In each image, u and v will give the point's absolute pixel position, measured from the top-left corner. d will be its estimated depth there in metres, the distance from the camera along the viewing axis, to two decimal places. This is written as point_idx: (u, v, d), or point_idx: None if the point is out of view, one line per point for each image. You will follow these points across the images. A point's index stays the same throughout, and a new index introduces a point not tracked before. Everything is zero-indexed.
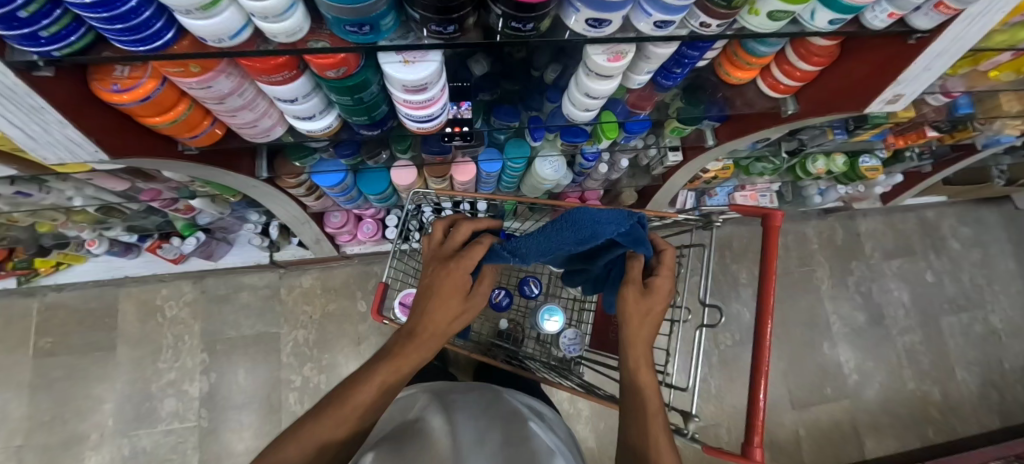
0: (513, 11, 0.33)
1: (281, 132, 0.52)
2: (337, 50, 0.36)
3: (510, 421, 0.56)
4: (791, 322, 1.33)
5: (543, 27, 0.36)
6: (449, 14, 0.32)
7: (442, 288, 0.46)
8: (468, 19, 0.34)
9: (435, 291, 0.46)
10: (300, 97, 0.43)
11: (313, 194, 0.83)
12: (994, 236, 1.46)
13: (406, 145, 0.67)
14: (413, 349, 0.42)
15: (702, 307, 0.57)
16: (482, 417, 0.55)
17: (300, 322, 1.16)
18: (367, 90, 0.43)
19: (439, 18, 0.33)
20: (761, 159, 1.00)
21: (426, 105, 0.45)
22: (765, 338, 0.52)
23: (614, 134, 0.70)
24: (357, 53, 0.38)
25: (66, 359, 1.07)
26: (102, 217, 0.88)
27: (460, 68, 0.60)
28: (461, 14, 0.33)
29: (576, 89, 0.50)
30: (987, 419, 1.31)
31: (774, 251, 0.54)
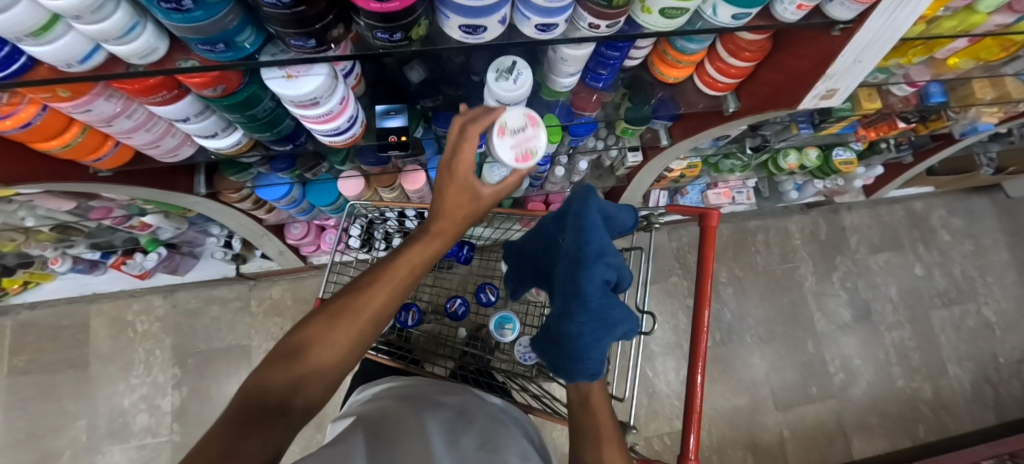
0: (377, 22, 0.31)
1: (192, 151, 0.51)
2: (206, 69, 0.34)
3: (486, 422, 0.48)
4: (773, 320, 1.29)
5: (416, 36, 0.34)
6: (303, 29, 0.31)
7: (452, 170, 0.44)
8: (330, 32, 0.32)
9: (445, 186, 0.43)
10: (193, 116, 0.42)
11: (263, 207, 0.81)
12: (986, 226, 1.41)
13: (342, 157, 0.65)
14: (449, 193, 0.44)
15: (638, 313, 0.54)
16: (452, 416, 0.47)
17: (271, 333, 1.15)
18: (259, 106, 0.42)
19: (294, 32, 0.31)
20: (729, 156, 0.97)
21: (328, 118, 0.45)
22: (700, 339, 0.50)
23: (558, 138, 0.67)
24: (234, 70, 0.36)
25: (39, 377, 1.08)
26: (60, 235, 0.88)
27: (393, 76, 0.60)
28: (319, 28, 0.31)
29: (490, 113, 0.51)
30: (981, 416, 1.27)
31: (712, 243, 0.52)
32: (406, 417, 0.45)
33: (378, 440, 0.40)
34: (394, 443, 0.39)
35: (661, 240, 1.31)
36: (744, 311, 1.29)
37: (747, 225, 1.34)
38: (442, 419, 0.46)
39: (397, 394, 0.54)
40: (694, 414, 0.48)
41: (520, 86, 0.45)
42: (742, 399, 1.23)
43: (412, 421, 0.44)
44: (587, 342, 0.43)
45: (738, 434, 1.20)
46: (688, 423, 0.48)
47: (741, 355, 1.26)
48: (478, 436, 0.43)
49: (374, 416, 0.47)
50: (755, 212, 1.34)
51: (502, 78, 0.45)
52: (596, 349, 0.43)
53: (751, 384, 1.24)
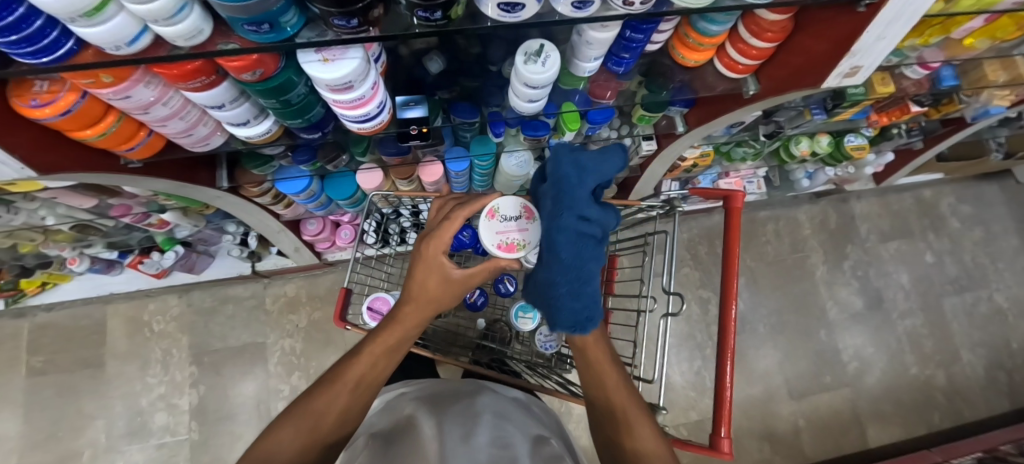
0: (419, 0, 0.32)
1: (222, 140, 0.52)
2: (248, 51, 0.35)
3: (497, 417, 0.51)
4: (786, 310, 1.29)
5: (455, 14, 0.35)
6: (347, 8, 0.31)
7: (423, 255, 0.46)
8: (371, 12, 0.33)
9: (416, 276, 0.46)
10: (228, 102, 0.43)
11: (281, 202, 0.82)
12: (996, 213, 1.41)
13: (363, 147, 0.65)
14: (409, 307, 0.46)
15: (665, 295, 0.54)
16: (469, 409, 0.51)
17: (287, 330, 1.15)
18: (293, 91, 0.42)
19: (338, 11, 0.32)
20: (742, 144, 0.97)
21: (360, 104, 0.45)
22: (728, 323, 0.49)
23: (576, 125, 0.68)
24: (272, 53, 0.37)
25: (57, 377, 1.09)
26: (79, 234, 0.89)
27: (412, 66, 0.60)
28: (360, 8, 0.32)
29: (518, 99, 0.51)
30: (996, 402, 1.27)
31: (736, 232, 0.53)
32: (425, 420, 0.49)
33: (401, 449, 0.45)
34: (419, 450, 0.44)
35: None
36: (756, 302, 1.29)
37: (757, 215, 1.35)
38: (458, 414, 0.50)
39: (418, 393, 0.58)
40: (724, 392, 0.48)
41: (549, 68, 0.45)
42: (756, 389, 1.23)
43: (433, 424, 0.48)
44: (572, 304, 0.47)
45: (753, 424, 1.20)
46: (719, 402, 0.48)
47: (755, 345, 1.26)
48: (490, 433, 0.47)
49: (400, 420, 0.51)
50: (765, 202, 1.34)
51: (532, 61, 0.45)
52: (590, 307, 0.48)
53: (765, 374, 1.24)
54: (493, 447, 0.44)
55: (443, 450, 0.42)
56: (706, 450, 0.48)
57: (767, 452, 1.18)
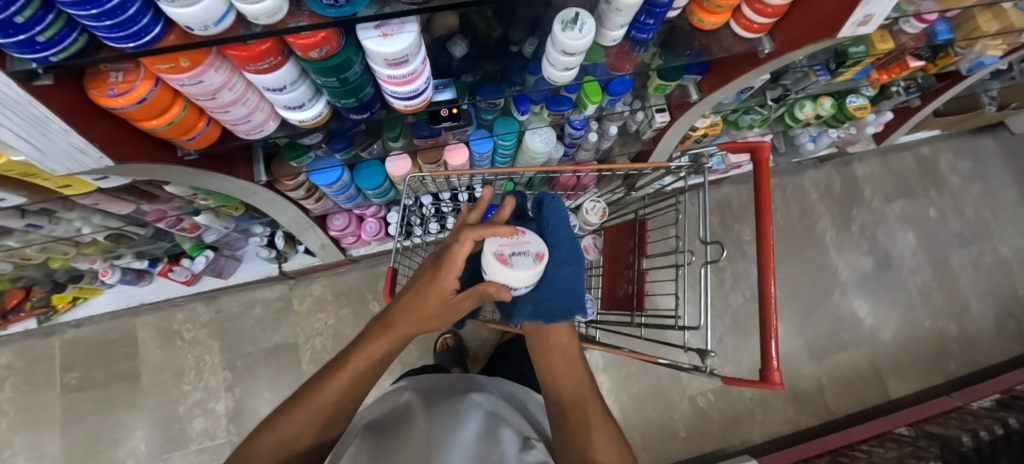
0: None
1: (274, 127, 0.54)
2: (317, 27, 0.37)
3: (486, 414, 0.52)
4: (799, 274, 1.33)
5: None
6: None
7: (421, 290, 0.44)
8: None
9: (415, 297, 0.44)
10: (288, 84, 0.45)
11: (313, 196, 0.84)
12: (993, 166, 1.46)
13: (397, 131, 0.69)
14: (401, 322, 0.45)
15: (703, 245, 0.57)
16: (459, 400, 0.53)
17: (316, 329, 1.17)
18: (350, 70, 0.44)
19: None
20: (749, 111, 1.00)
21: (411, 79, 0.48)
22: (769, 276, 0.52)
23: (597, 98, 0.71)
24: (336, 29, 0.39)
25: (93, 392, 1.10)
26: (111, 245, 0.90)
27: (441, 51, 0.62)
28: None
29: (554, 67, 0.54)
30: (1008, 348, 1.31)
31: (769, 200, 0.54)
32: (416, 415, 0.50)
33: (394, 436, 0.47)
34: (410, 435, 0.46)
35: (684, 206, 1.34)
36: None
37: None
38: (449, 407, 0.51)
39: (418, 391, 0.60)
40: (771, 330, 0.50)
41: (586, 34, 0.48)
42: None
43: (425, 412, 0.50)
44: (557, 295, 0.52)
45: (777, 386, 1.23)
46: (767, 340, 0.50)
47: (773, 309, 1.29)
48: (480, 424, 0.48)
49: (398, 410, 0.55)
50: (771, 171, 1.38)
51: (570, 28, 0.47)
52: (564, 300, 0.53)
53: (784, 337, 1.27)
54: (480, 432, 0.46)
55: (431, 436, 0.43)
56: (759, 384, 0.51)
57: (793, 412, 1.22)
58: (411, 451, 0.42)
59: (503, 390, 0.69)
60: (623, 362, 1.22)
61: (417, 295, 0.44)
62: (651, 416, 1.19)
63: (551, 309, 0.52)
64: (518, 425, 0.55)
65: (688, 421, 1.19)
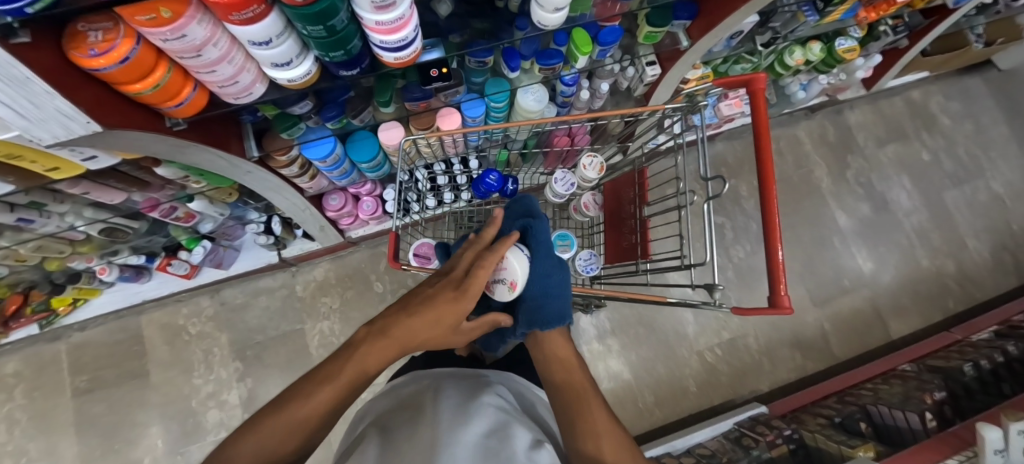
0: None
1: (262, 90, 0.53)
2: None
3: (499, 409, 0.50)
4: (798, 224, 1.34)
5: None
6: None
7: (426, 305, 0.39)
8: None
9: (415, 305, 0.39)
10: (274, 38, 0.43)
11: (306, 174, 0.83)
12: (983, 105, 1.47)
13: (388, 95, 0.68)
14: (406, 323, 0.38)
15: (706, 180, 0.57)
16: (465, 391, 0.52)
17: (322, 314, 1.17)
18: (337, 17, 0.42)
19: None
20: (740, 60, 1.00)
21: (398, 27, 0.46)
22: (773, 208, 0.52)
23: (589, 48, 0.70)
24: None
25: (105, 393, 1.09)
26: (106, 240, 0.89)
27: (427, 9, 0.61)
28: None
29: (543, 9, 0.52)
30: (1004, 281, 1.34)
31: (769, 142, 0.53)
32: (426, 406, 0.50)
33: (404, 428, 0.46)
34: (417, 426, 0.45)
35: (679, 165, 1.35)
36: None
37: None
38: (460, 400, 0.50)
39: (432, 380, 0.60)
40: (777, 258, 0.51)
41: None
42: None
43: (431, 404, 0.49)
44: (548, 303, 0.51)
45: (782, 335, 1.25)
46: (773, 267, 0.51)
47: None
48: (490, 420, 0.46)
49: (408, 401, 0.54)
50: None
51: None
52: (555, 308, 0.51)
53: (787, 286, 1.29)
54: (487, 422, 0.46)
55: (438, 430, 0.42)
56: (768, 310, 0.51)
57: (799, 358, 1.24)
58: (419, 445, 0.41)
59: (515, 381, 0.67)
60: (630, 323, 1.23)
61: (422, 305, 0.39)
62: (661, 374, 1.21)
63: (542, 316, 0.51)
64: (530, 423, 0.53)
65: (698, 376, 1.21)
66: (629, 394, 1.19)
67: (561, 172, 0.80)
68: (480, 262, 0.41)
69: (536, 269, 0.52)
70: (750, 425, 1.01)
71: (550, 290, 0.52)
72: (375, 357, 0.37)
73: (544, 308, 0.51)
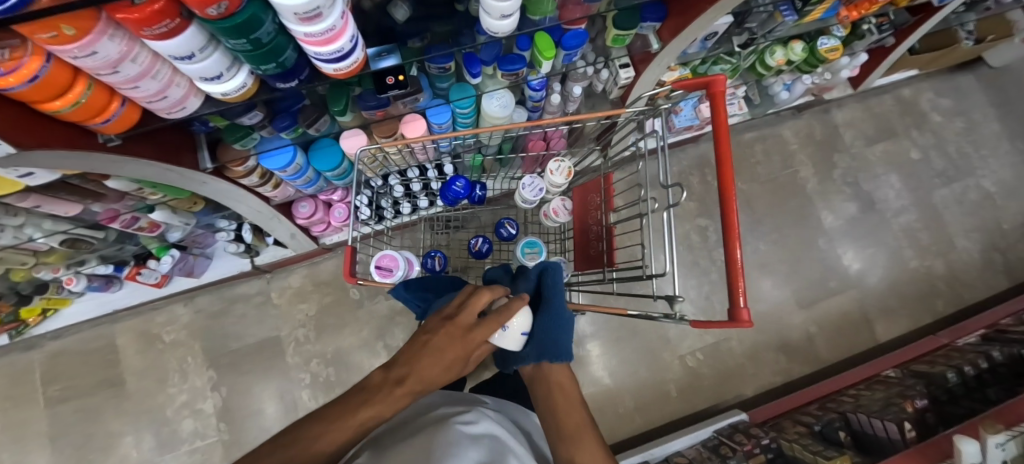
0: None
1: (197, 104, 0.51)
2: None
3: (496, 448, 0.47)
4: (784, 225, 1.32)
5: None
6: None
7: (439, 345, 0.43)
8: None
9: (429, 347, 0.43)
10: (197, 52, 0.41)
11: (269, 182, 0.81)
12: (975, 102, 1.44)
13: (342, 104, 0.65)
14: (425, 371, 0.41)
15: (665, 188, 0.54)
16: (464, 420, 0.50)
17: (298, 321, 1.16)
18: (262, 29, 0.40)
19: None
20: (718, 60, 0.97)
21: (332, 38, 0.44)
22: (732, 217, 0.49)
23: (551, 53, 0.69)
24: None
25: (78, 402, 1.08)
26: (70, 251, 0.87)
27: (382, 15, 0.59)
28: None
29: (490, 15, 0.49)
30: (995, 282, 1.32)
31: (729, 148, 0.50)
32: (422, 430, 0.47)
33: (392, 451, 0.44)
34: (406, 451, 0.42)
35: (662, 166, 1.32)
36: (754, 222, 1.31)
37: (743, 137, 1.36)
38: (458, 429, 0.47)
39: (432, 405, 0.57)
40: (737, 268, 0.48)
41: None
42: (765, 305, 1.26)
43: (428, 428, 0.47)
44: (558, 335, 0.53)
45: (767, 338, 1.23)
46: (733, 278, 0.48)
47: (760, 261, 1.29)
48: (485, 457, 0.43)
49: (405, 423, 0.52)
50: (749, 124, 1.35)
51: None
52: (563, 342, 0.53)
53: (772, 289, 1.27)
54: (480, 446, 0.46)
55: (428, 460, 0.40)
56: (727, 324, 0.48)
57: (784, 363, 1.22)
58: None
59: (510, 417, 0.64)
60: (611, 327, 1.22)
61: (436, 348, 0.43)
62: (643, 379, 1.19)
63: (551, 349, 0.53)
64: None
65: (680, 381, 1.19)
66: (610, 400, 1.17)
67: (529, 178, 0.77)
68: (495, 314, 0.46)
69: (553, 304, 0.54)
70: (728, 433, 0.99)
71: (562, 326, 0.54)
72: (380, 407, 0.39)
73: (554, 342, 0.53)
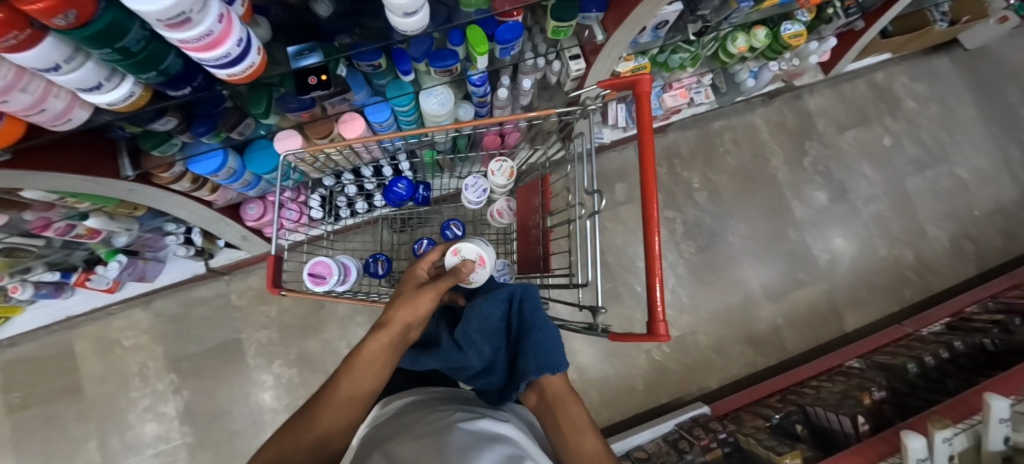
0: None
1: (85, 112, 0.47)
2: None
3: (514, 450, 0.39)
4: (753, 215, 1.31)
5: None
6: None
7: (407, 293, 0.51)
8: None
9: (402, 295, 0.51)
10: (62, 63, 0.38)
11: (204, 187, 0.78)
12: (950, 86, 1.43)
13: (263, 107, 0.62)
14: (398, 312, 0.48)
15: (590, 194, 0.50)
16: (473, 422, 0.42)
17: (260, 322, 1.15)
18: (128, 37, 0.37)
19: None
20: (677, 49, 0.93)
21: (214, 43, 0.41)
22: (653, 223, 0.47)
23: (484, 47, 0.65)
24: None
25: (39, 409, 1.08)
26: (10, 260, 0.83)
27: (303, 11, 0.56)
28: None
29: (393, 13, 0.46)
30: (964, 269, 1.32)
31: (651, 153, 0.48)
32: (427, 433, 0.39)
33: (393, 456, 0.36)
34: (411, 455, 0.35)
35: (629, 157, 1.30)
36: (723, 213, 1.30)
37: (713, 127, 1.34)
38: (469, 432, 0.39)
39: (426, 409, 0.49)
40: (655, 279, 0.46)
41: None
42: (732, 296, 1.26)
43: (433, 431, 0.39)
44: (549, 346, 0.51)
45: (734, 330, 1.24)
46: (651, 287, 0.46)
47: (729, 252, 1.28)
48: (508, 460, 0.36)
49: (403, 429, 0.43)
50: (719, 112, 1.33)
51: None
52: (554, 352, 0.51)
53: (740, 280, 1.27)
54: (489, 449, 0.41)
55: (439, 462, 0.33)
56: (644, 336, 0.47)
57: (750, 354, 1.22)
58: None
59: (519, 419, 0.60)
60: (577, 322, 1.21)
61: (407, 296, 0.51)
62: (609, 373, 1.19)
63: (549, 356, 0.51)
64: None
65: (646, 375, 1.20)
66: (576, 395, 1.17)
67: (472, 178, 0.75)
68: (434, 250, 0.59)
69: (533, 315, 0.52)
70: (688, 427, 0.99)
71: (545, 339, 0.52)
72: (376, 361, 0.44)
73: (548, 350, 0.51)
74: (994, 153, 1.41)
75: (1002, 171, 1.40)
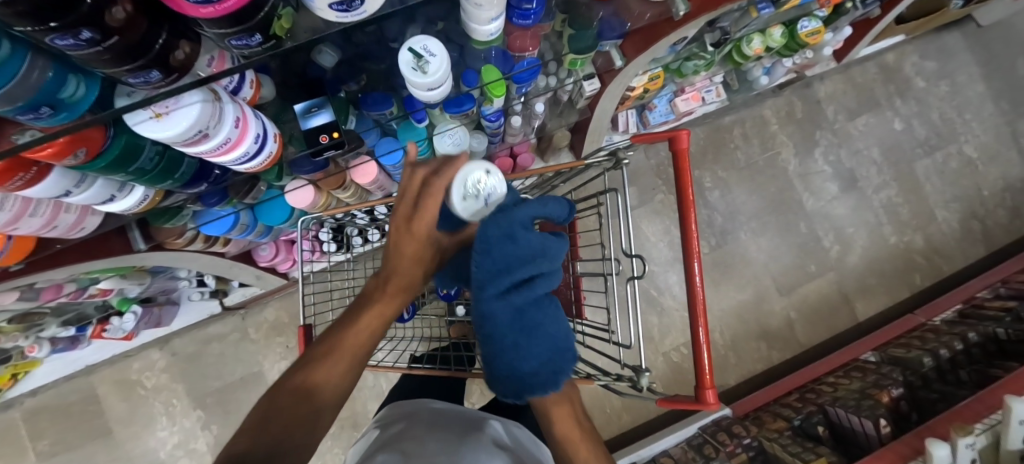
0: (220, 32, 0.26)
1: (99, 218, 0.46)
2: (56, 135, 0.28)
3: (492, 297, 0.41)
4: (764, 210, 1.30)
5: (272, 34, 0.31)
6: (137, 66, 0.26)
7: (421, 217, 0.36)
8: (175, 54, 0.28)
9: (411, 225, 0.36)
10: (73, 187, 0.36)
11: (217, 241, 0.76)
12: (959, 62, 1.40)
13: (276, 172, 0.59)
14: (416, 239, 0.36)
15: (627, 258, 0.50)
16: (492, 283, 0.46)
17: (279, 354, 1.15)
18: (143, 153, 0.35)
19: (128, 71, 0.26)
20: (691, 57, 0.88)
21: (231, 148, 0.39)
22: (696, 289, 0.48)
23: (503, 91, 0.63)
24: (94, 127, 0.30)
25: (69, 454, 1.09)
26: (27, 323, 0.78)
27: (308, 64, 0.53)
28: (161, 54, 0.27)
29: (416, 88, 0.45)
30: (972, 251, 1.33)
31: (692, 218, 0.48)
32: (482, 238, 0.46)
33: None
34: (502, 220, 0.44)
35: (638, 160, 1.27)
36: (734, 210, 1.29)
37: (722, 121, 1.30)
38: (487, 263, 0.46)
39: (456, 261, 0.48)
40: (702, 347, 0.47)
41: (490, 206, 0.40)
42: (746, 294, 1.27)
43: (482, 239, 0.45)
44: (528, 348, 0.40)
45: (748, 327, 1.25)
46: (698, 357, 0.47)
47: (741, 251, 1.28)
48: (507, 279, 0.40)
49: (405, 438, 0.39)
50: (728, 106, 1.29)
51: (472, 198, 0.39)
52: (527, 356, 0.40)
53: (753, 277, 1.27)
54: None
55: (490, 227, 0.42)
56: (693, 405, 0.48)
57: (765, 349, 1.25)
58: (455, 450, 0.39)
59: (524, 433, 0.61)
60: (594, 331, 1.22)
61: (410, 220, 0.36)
62: None
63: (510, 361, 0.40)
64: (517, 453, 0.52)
65: (664, 376, 1.22)
66: (597, 401, 1.19)
67: None
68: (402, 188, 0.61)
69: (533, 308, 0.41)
70: (712, 432, 1.01)
71: (526, 338, 0.40)
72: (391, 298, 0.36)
73: (517, 340, 0.40)
74: (1002, 129, 1.39)
75: (1011, 148, 1.39)
